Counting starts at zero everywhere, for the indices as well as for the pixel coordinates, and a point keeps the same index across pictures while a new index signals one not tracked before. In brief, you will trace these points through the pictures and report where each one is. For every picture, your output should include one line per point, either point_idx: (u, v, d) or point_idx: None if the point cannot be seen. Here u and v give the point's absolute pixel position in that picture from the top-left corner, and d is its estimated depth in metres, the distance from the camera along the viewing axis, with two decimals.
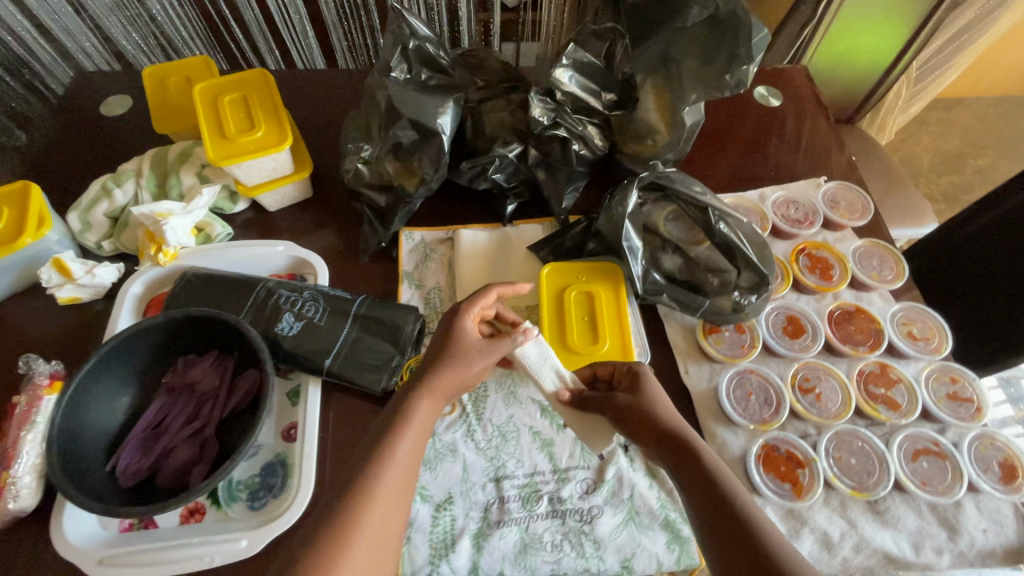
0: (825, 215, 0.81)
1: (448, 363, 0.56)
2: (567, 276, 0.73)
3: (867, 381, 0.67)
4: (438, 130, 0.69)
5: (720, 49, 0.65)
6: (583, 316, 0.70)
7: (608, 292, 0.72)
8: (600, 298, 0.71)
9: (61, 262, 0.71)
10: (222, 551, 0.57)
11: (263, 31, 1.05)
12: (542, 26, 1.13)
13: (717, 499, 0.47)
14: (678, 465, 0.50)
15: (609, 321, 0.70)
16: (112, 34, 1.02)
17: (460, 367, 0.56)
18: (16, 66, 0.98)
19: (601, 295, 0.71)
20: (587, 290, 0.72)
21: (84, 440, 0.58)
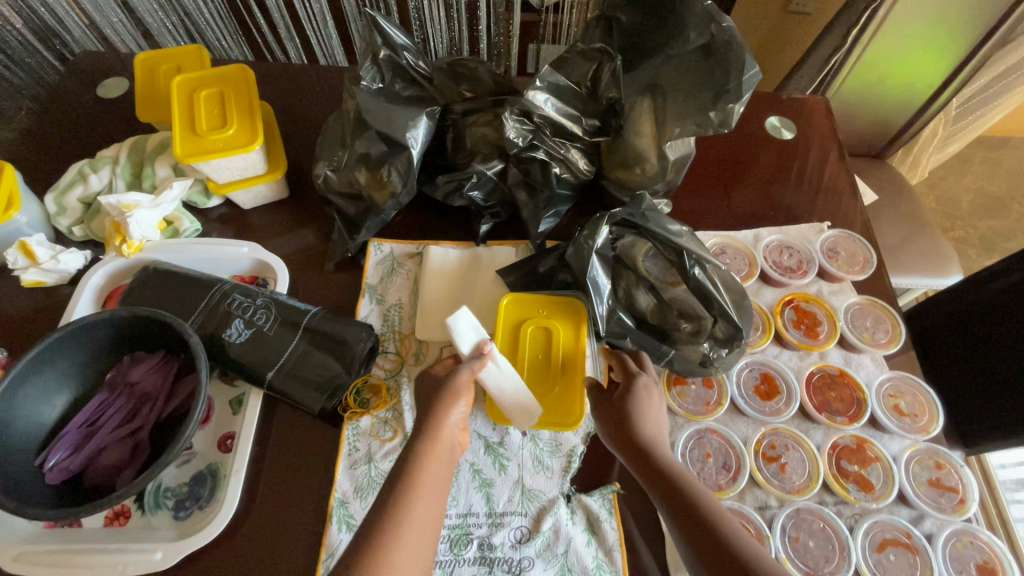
0: (822, 265, 0.75)
1: (440, 403, 0.54)
2: (527, 309, 0.69)
3: (840, 456, 0.61)
4: (406, 145, 0.67)
5: (709, 84, 0.60)
6: (537, 353, 0.68)
7: (569, 330, 0.68)
8: (559, 336, 0.68)
9: (27, 245, 0.70)
10: (136, 561, 0.56)
11: (285, 19, 1.03)
12: (563, 29, 1.09)
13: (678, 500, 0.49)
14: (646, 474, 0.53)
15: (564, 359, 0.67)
16: (138, 11, 1.00)
17: (448, 403, 0.54)
18: (47, 35, 1.01)
19: (560, 332, 0.68)
20: (546, 326, 0.68)
21: (16, 432, 0.57)
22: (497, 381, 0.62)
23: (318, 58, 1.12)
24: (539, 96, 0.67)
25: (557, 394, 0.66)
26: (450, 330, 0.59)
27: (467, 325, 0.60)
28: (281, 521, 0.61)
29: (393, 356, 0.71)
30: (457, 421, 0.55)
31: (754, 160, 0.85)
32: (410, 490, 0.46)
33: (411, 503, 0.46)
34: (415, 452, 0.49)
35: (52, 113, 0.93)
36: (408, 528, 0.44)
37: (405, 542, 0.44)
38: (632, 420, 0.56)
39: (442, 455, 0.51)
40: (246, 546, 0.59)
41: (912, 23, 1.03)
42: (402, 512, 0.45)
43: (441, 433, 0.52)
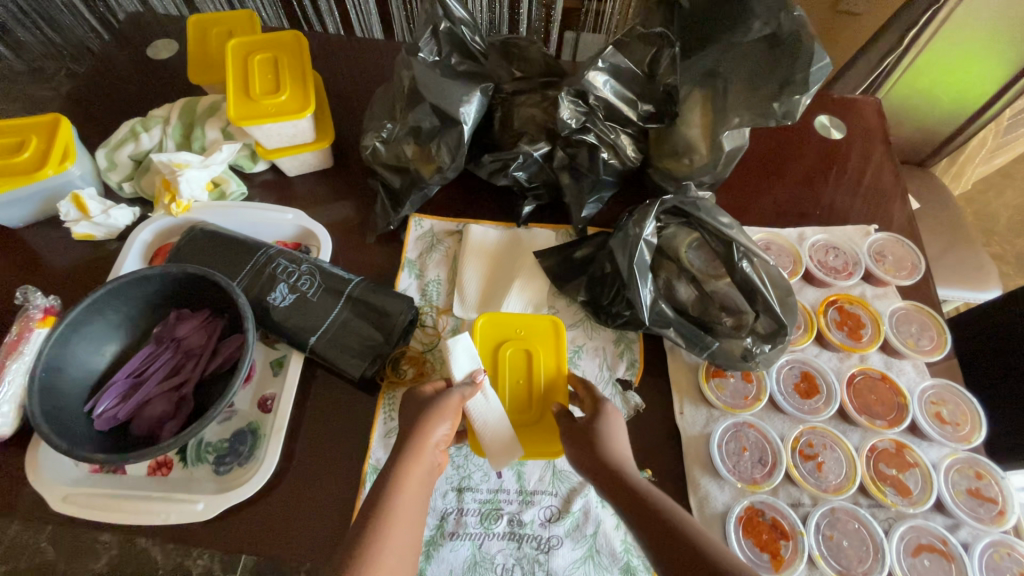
0: (868, 267, 0.74)
1: (423, 421, 0.53)
2: (503, 330, 0.67)
3: (878, 459, 0.61)
4: (460, 120, 0.66)
5: (773, 74, 0.59)
6: (518, 378, 0.65)
7: (548, 351, 0.66)
8: (538, 359, 0.66)
9: (79, 198, 0.72)
10: (179, 510, 0.57)
11: None
12: (606, 18, 1.06)
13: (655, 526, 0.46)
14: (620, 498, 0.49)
15: (546, 384, 0.64)
16: None
17: (432, 420, 0.53)
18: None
19: (539, 354, 0.66)
20: (524, 348, 0.66)
21: (69, 378, 0.59)
22: (482, 415, 0.59)
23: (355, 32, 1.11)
24: (598, 77, 0.67)
25: (541, 425, 0.63)
26: (449, 354, 0.59)
27: (464, 348, 0.60)
28: (315, 482, 0.62)
29: (431, 330, 0.71)
30: (439, 443, 0.53)
31: (801, 159, 0.84)
32: (384, 502, 0.46)
33: (388, 514, 0.45)
34: (389, 469, 0.49)
35: (101, 72, 0.93)
36: (390, 538, 0.44)
37: (385, 552, 0.43)
38: (604, 449, 0.53)
39: (421, 472, 0.50)
40: (281, 505, 0.60)
41: (971, 28, 1.00)
42: (379, 521, 0.44)
43: (422, 451, 0.51)
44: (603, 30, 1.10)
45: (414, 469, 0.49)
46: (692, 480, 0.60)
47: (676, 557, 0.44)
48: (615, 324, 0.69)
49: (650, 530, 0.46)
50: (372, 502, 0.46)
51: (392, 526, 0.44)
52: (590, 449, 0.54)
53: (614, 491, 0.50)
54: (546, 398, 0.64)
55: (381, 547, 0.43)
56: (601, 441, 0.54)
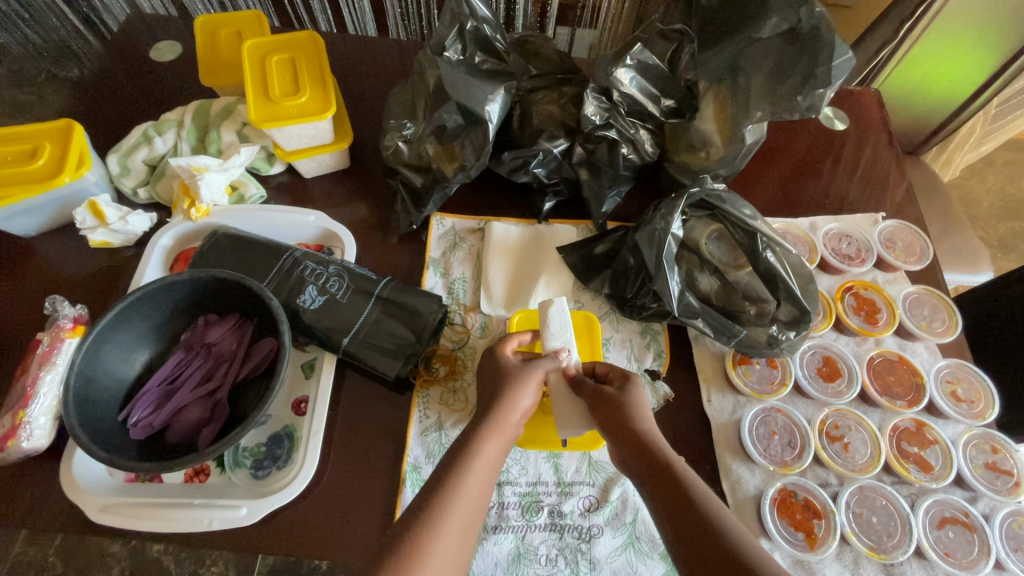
0: (879, 254, 0.76)
1: (505, 394, 0.55)
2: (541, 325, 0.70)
3: (900, 438, 0.64)
4: (485, 118, 0.67)
5: (795, 68, 0.60)
6: None
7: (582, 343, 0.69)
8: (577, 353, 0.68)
9: (96, 205, 0.71)
10: (221, 517, 0.57)
11: None
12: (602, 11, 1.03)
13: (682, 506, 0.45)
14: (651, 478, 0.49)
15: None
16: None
17: (515, 392, 0.55)
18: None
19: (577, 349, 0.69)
20: None
21: (102, 388, 0.58)
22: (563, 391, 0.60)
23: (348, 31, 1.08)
24: (625, 73, 0.68)
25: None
26: (546, 323, 0.62)
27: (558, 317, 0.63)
28: (353, 483, 0.62)
29: (460, 328, 0.71)
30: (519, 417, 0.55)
31: (806, 151, 0.86)
32: (457, 474, 0.48)
33: (461, 489, 0.47)
34: (468, 440, 0.51)
35: (105, 75, 0.92)
36: (459, 511, 0.45)
37: (450, 525, 0.44)
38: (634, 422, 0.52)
39: (498, 442, 0.52)
40: (322, 507, 0.60)
41: (962, 20, 1.03)
42: (450, 491, 0.46)
43: (502, 425, 0.53)
44: (599, 27, 1.08)
45: (492, 440, 0.52)
46: (724, 465, 0.62)
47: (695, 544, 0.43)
48: (641, 316, 0.70)
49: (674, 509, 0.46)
50: (444, 478, 0.47)
51: (461, 498, 0.46)
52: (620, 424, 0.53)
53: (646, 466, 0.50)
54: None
55: (446, 522, 0.44)
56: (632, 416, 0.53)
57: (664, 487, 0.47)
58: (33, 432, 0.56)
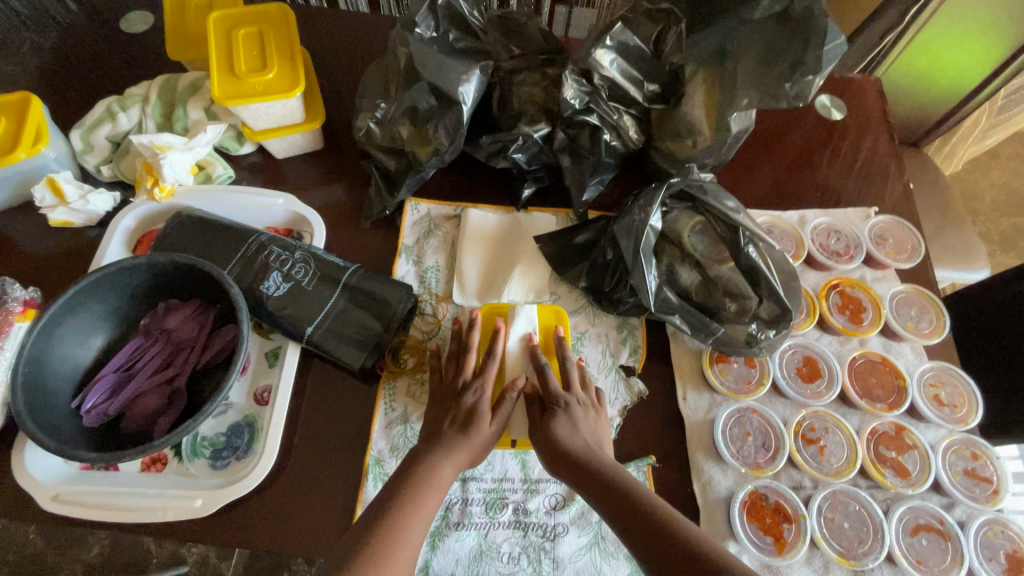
0: (869, 250, 0.73)
1: (460, 424, 0.55)
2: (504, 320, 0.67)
3: (878, 441, 0.62)
4: (458, 100, 0.64)
5: (784, 53, 0.58)
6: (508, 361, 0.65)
7: (547, 336, 0.65)
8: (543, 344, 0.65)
9: (55, 182, 0.68)
10: (176, 508, 0.56)
11: None
12: None
13: (624, 500, 0.47)
14: (591, 481, 0.50)
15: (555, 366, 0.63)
16: None
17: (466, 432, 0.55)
18: None
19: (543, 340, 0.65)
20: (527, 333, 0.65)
21: (54, 373, 0.57)
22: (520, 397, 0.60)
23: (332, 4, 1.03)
24: (605, 54, 0.64)
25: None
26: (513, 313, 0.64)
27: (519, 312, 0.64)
28: (315, 475, 0.60)
29: (431, 318, 0.69)
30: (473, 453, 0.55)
31: (802, 141, 0.83)
32: (409, 496, 0.50)
33: (416, 511, 0.49)
34: (425, 464, 0.52)
35: (76, 45, 0.88)
36: (412, 530, 0.47)
37: (404, 547, 0.46)
38: (568, 437, 0.53)
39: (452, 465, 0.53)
40: (281, 500, 0.59)
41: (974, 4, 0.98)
42: (397, 510, 0.49)
43: (456, 451, 0.53)
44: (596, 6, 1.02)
45: (449, 460, 0.53)
46: (695, 465, 0.60)
47: (637, 526, 0.45)
48: (617, 311, 0.68)
49: (615, 506, 0.47)
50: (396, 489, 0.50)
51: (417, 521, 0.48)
52: (564, 447, 0.53)
53: (580, 474, 0.51)
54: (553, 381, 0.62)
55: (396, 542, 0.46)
56: (576, 438, 0.53)
57: (605, 488, 0.49)
58: None
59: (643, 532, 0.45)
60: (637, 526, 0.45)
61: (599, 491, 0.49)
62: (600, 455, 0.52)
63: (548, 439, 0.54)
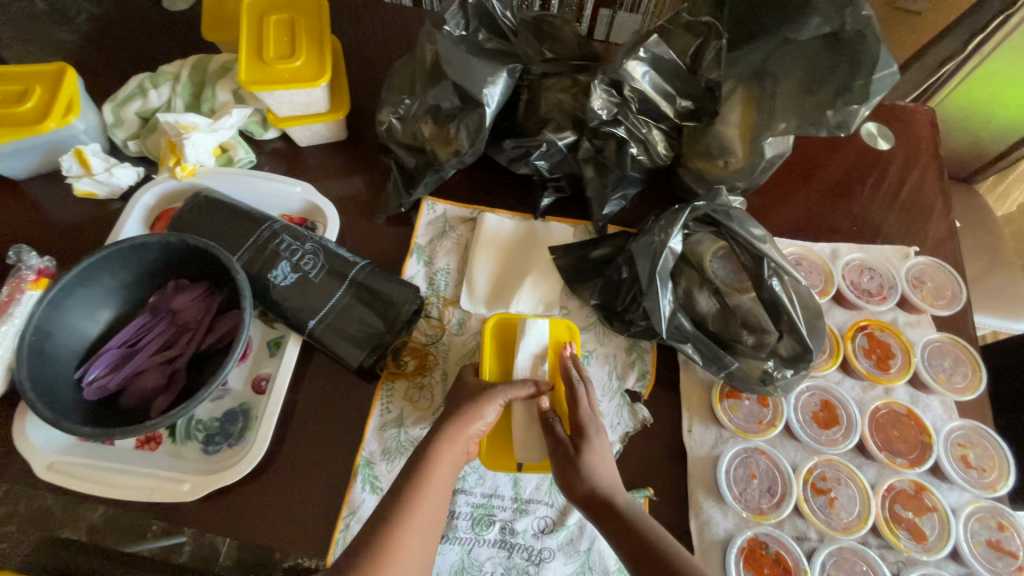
0: (904, 292, 0.69)
1: (463, 410, 0.53)
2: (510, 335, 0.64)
3: (894, 500, 0.58)
4: (481, 102, 0.62)
5: (829, 77, 0.54)
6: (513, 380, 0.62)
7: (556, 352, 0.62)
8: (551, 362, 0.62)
9: (83, 154, 0.69)
10: (164, 489, 0.56)
11: None
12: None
13: (653, 558, 0.43)
14: (616, 529, 0.46)
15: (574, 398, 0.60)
16: None
17: (470, 413, 0.53)
18: None
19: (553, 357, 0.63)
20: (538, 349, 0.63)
21: (61, 343, 0.57)
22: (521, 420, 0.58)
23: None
24: (637, 66, 0.61)
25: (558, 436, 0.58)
26: (522, 333, 0.61)
27: (536, 335, 0.61)
28: (304, 470, 0.60)
29: (435, 322, 0.68)
30: (474, 436, 0.53)
31: (842, 170, 0.78)
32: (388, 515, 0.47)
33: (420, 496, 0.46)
34: (429, 453, 0.49)
35: (120, 18, 0.89)
36: (416, 525, 0.45)
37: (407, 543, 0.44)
38: (594, 476, 0.50)
39: (459, 450, 0.50)
40: (268, 492, 0.58)
41: None
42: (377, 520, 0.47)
43: (456, 440, 0.51)
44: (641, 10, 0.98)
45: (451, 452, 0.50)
46: (694, 503, 0.58)
47: None
48: (628, 332, 0.66)
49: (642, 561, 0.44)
50: None
51: (421, 513, 0.46)
52: (590, 485, 0.49)
53: (605, 519, 0.47)
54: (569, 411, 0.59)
55: (400, 535, 0.44)
56: (602, 474, 0.50)
57: (632, 539, 0.45)
58: None
59: None
60: None
61: (625, 540, 0.45)
62: (632, 503, 0.48)
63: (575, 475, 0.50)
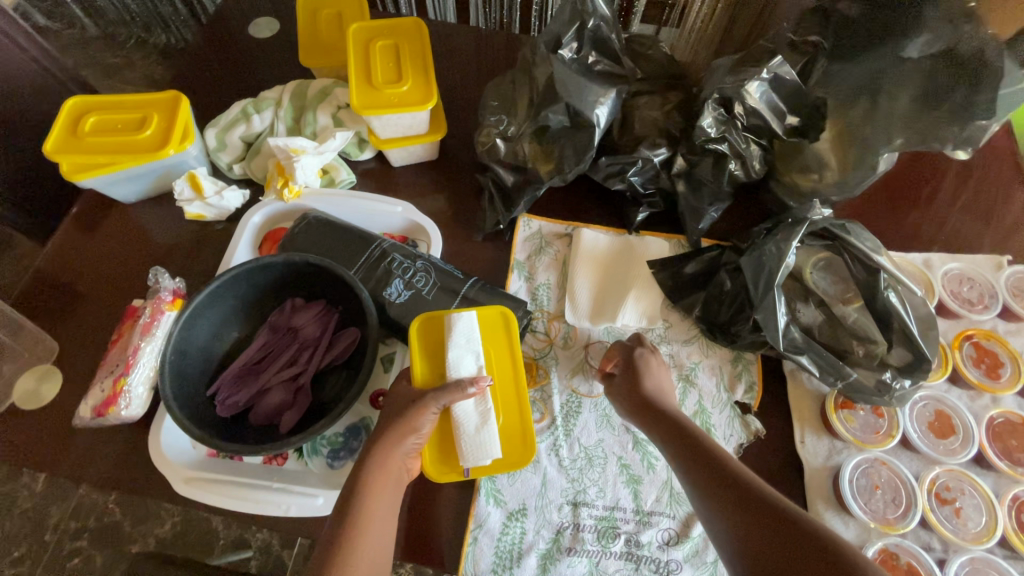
0: (1005, 302, 0.69)
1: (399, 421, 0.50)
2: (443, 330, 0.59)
3: (1020, 509, 0.58)
4: (593, 123, 0.64)
5: (945, 98, 0.53)
6: None
7: (487, 341, 0.59)
8: (498, 356, 0.59)
9: (196, 178, 0.72)
10: (299, 504, 0.57)
11: None
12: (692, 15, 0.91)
13: (687, 443, 0.50)
14: (657, 430, 0.53)
15: (506, 385, 0.58)
16: None
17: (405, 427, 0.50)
18: None
19: (500, 351, 0.59)
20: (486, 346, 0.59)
21: (195, 361, 0.59)
22: (467, 427, 0.53)
23: (427, 15, 1.01)
24: (756, 86, 0.62)
25: (503, 430, 0.57)
26: (450, 328, 0.56)
27: (465, 328, 0.57)
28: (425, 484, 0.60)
29: (543, 336, 0.69)
30: (411, 449, 0.51)
31: (926, 181, 0.79)
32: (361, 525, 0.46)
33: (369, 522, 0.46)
34: (360, 479, 0.48)
35: (204, 44, 0.92)
36: (362, 550, 0.44)
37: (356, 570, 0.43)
38: (643, 382, 0.57)
39: (392, 472, 0.49)
40: None
41: None
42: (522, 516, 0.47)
43: (386, 461, 0.49)
44: (685, 28, 0.94)
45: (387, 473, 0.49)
46: (817, 514, 0.58)
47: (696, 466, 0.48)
48: (734, 345, 0.66)
49: (676, 446, 0.50)
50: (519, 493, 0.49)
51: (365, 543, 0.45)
52: (638, 390, 0.56)
53: (648, 417, 0.54)
54: (504, 400, 0.58)
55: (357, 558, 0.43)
56: (648, 383, 0.57)
57: (668, 429, 0.52)
58: (132, 401, 0.59)
59: (705, 474, 0.47)
60: (698, 464, 0.48)
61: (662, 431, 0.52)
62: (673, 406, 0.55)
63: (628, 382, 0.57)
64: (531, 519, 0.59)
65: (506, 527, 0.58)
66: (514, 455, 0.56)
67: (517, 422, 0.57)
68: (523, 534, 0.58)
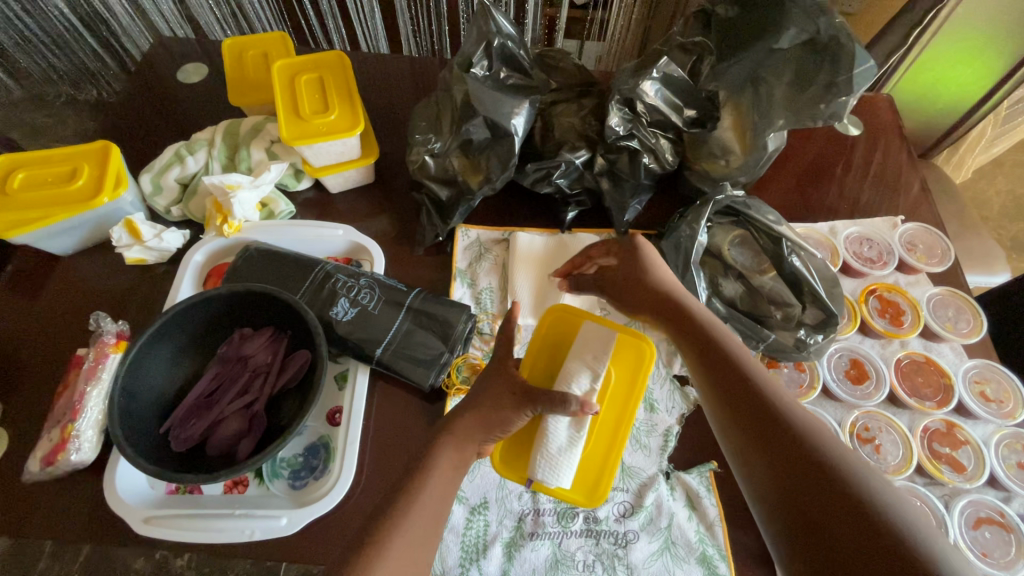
0: (901, 256, 0.77)
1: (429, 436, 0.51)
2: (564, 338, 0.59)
3: (931, 439, 0.64)
4: (511, 132, 0.69)
5: (815, 77, 0.62)
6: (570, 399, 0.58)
7: (617, 362, 0.58)
8: (618, 386, 0.57)
9: (133, 223, 0.73)
10: (263, 526, 0.58)
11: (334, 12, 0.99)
12: (611, 28, 0.99)
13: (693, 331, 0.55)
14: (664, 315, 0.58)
15: (611, 413, 0.57)
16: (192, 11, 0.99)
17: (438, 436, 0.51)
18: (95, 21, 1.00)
19: (625, 383, 0.57)
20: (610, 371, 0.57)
21: (145, 400, 0.60)
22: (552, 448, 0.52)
23: (360, 48, 1.06)
24: (649, 85, 0.69)
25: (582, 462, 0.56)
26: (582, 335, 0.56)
27: (597, 348, 0.55)
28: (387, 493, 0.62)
29: (488, 337, 0.72)
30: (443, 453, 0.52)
31: (824, 158, 0.87)
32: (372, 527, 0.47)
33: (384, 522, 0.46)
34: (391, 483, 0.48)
35: (134, 94, 0.93)
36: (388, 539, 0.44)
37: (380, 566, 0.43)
38: (648, 274, 0.61)
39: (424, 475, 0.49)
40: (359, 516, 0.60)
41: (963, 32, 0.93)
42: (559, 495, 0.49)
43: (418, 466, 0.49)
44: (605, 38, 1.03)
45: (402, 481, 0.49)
46: None
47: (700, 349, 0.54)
48: None
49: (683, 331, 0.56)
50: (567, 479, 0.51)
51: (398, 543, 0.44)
52: (645, 282, 0.61)
53: (652, 303, 0.59)
54: (601, 429, 0.57)
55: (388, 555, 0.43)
56: (651, 275, 0.61)
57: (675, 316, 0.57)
58: (82, 445, 0.59)
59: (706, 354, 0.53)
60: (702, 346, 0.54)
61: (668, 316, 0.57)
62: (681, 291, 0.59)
63: (632, 276, 0.61)
64: (493, 511, 0.61)
65: (469, 521, 0.60)
66: (580, 490, 0.55)
67: (599, 459, 0.56)
68: (486, 526, 0.60)
